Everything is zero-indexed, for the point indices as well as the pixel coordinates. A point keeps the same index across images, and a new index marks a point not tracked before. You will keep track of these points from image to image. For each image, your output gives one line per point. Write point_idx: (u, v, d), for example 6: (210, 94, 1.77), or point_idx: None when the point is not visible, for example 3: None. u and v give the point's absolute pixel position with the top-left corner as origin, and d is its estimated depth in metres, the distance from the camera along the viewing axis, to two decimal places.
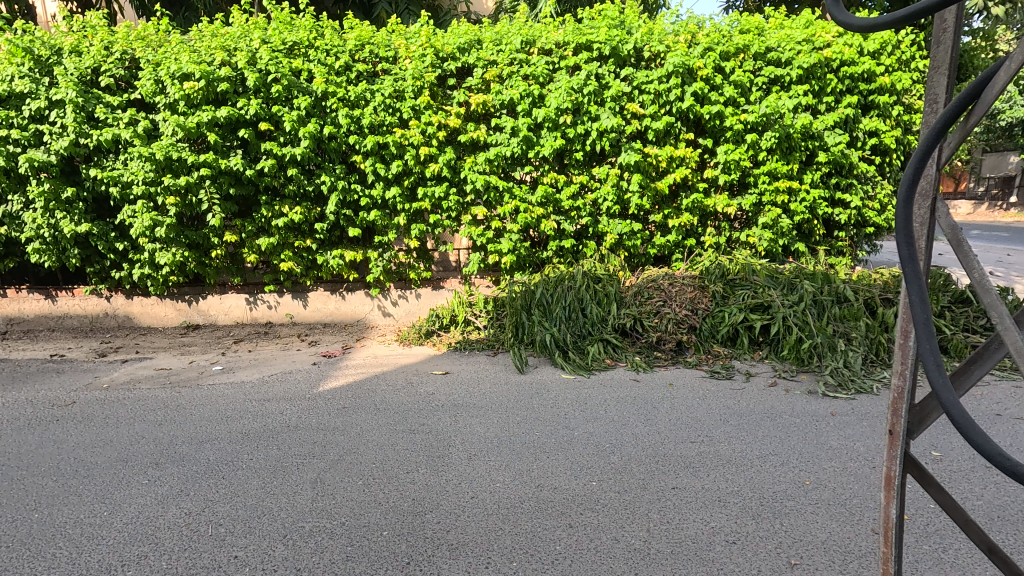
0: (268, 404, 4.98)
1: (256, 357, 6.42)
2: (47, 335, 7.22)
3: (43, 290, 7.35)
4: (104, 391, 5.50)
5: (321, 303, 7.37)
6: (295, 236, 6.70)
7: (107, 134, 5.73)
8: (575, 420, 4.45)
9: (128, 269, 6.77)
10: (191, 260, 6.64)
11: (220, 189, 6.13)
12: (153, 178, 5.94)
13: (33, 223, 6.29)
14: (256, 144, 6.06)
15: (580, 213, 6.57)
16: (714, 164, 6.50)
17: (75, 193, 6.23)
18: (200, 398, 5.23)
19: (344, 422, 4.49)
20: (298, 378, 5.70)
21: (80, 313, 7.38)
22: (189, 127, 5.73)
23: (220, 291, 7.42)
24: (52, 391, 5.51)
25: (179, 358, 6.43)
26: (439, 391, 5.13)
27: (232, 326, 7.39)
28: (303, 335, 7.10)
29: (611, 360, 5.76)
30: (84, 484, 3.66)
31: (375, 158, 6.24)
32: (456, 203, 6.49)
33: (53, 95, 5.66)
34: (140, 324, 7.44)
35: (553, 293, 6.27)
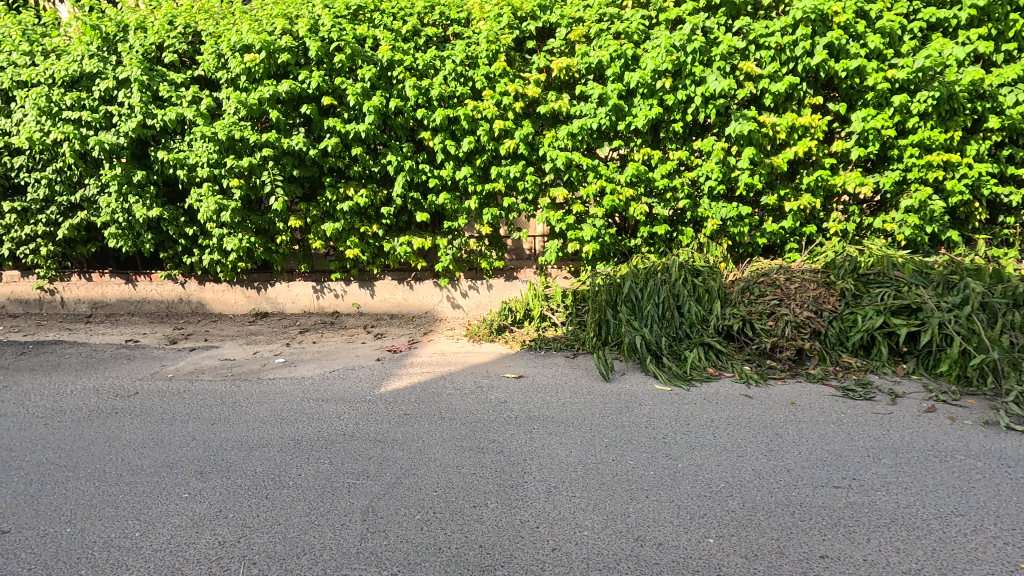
0: (326, 405, 4.54)
1: (320, 350, 6.05)
2: (126, 320, 7.26)
3: (123, 274, 7.39)
4: (168, 381, 5.30)
5: (388, 293, 6.94)
6: (361, 222, 6.27)
7: (170, 114, 5.49)
8: (676, 446, 3.65)
9: (198, 255, 6.62)
10: (258, 246, 6.39)
11: (284, 171, 5.79)
12: (217, 160, 5.67)
13: (108, 208, 6.23)
14: (320, 121, 5.63)
15: (677, 195, 5.66)
16: (846, 134, 5.37)
17: (145, 176, 6.09)
18: (258, 394, 4.89)
19: (404, 432, 3.94)
20: (360, 375, 5.24)
21: (157, 297, 7.37)
22: (251, 103, 5.39)
23: (288, 278, 7.15)
24: (119, 379, 5.39)
25: (244, 348, 6.19)
26: (512, 399, 4.48)
27: (299, 315, 7.11)
28: (369, 327, 6.69)
29: (714, 369, 4.85)
30: (125, 493, 3.33)
31: (445, 135, 5.64)
32: (533, 183, 5.77)
33: (119, 74, 5.48)
34: (212, 310, 7.33)
35: (643, 288, 5.41)
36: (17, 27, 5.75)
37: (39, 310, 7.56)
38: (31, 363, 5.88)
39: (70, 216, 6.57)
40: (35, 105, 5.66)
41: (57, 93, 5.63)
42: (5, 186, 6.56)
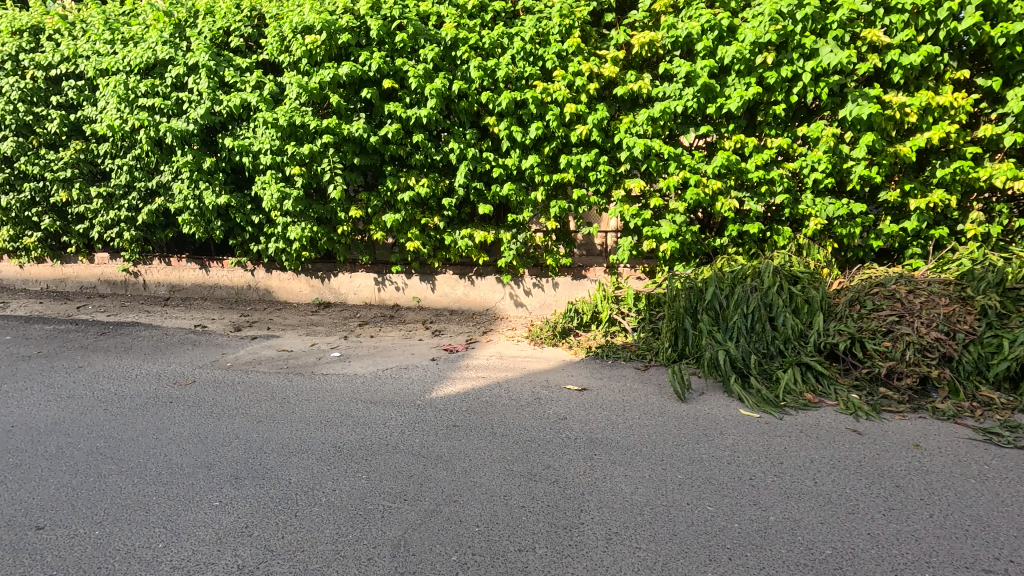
0: (373, 409, 4.27)
1: (376, 345, 5.84)
2: (199, 304, 7.43)
3: (198, 260, 7.57)
4: (225, 371, 5.26)
5: (449, 288, 6.64)
6: (422, 213, 5.97)
7: (235, 99, 5.46)
8: (767, 492, 3.03)
9: (264, 243, 6.60)
10: (320, 236, 6.27)
11: (344, 158, 5.61)
12: (279, 147, 5.56)
13: (181, 195, 6.32)
14: (381, 106, 5.38)
15: (774, 189, 4.91)
16: (998, 117, 4.46)
17: (215, 163, 6.12)
18: (308, 390, 4.71)
19: (450, 448, 3.57)
20: (412, 376, 4.94)
21: (227, 284, 7.50)
22: (312, 87, 5.25)
23: (350, 269, 7.02)
24: (182, 366, 5.42)
25: (303, 340, 6.09)
26: (573, 416, 4.00)
27: (360, 307, 6.97)
28: (428, 323, 6.41)
29: (813, 395, 4.12)
30: (159, 494, 3.18)
31: (511, 121, 5.19)
32: (607, 174, 5.21)
33: (189, 59, 5.52)
34: (278, 298, 7.35)
35: (730, 295, 4.73)
36: (101, 17, 5.92)
37: (125, 292, 7.91)
38: (107, 344, 6.08)
39: (148, 202, 6.76)
40: (115, 94, 5.81)
41: (134, 80, 5.75)
42: (93, 172, 6.86)
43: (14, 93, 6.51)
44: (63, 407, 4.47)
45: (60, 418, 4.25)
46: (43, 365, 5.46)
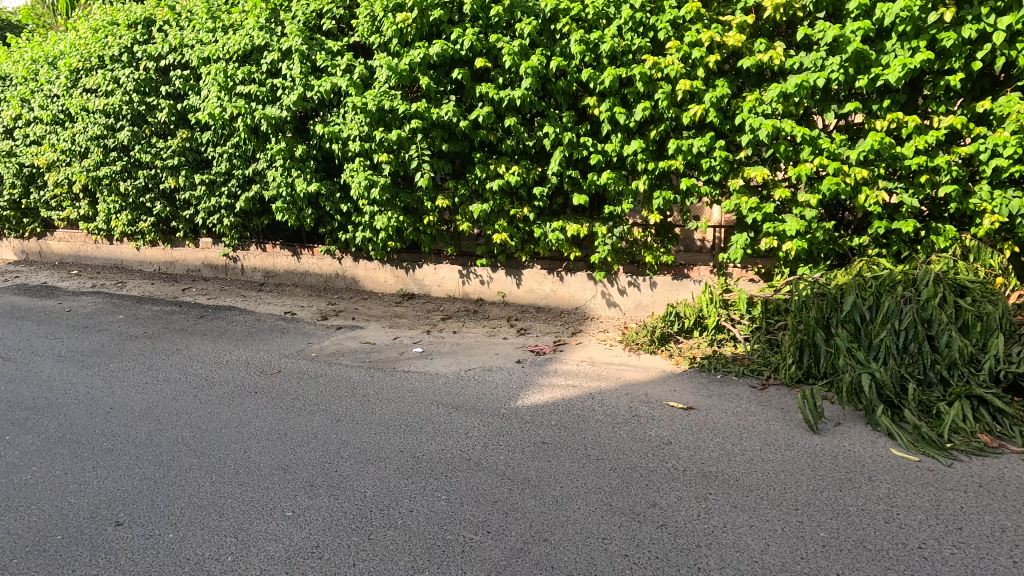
0: (455, 415, 3.95)
1: (459, 342, 5.55)
2: (290, 291, 7.54)
3: (291, 247, 7.67)
4: (309, 362, 5.18)
5: (536, 284, 6.22)
6: (511, 203, 5.58)
7: (326, 84, 5.36)
8: (945, 568, 2.36)
9: (351, 232, 6.52)
10: (406, 226, 6.07)
11: (433, 145, 5.34)
12: (368, 133, 5.38)
13: (275, 182, 6.35)
14: (472, 88, 5.05)
15: (938, 179, 4.08)
16: None
17: (306, 151, 6.09)
18: (389, 389, 4.48)
19: (538, 471, 3.16)
20: (496, 380, 4.57)
21: (317, 271, 7.55)
22: (402, 69, 5.02)
23: (435, 260, 6.80)
24: (269, 354, 5.41)
25: (386, 332, 5.93)
26: (679, 442, 3.46)
27: (443, 300, 6.73)
28: (512, 320, 6.04)
29: (990, 438, 3.28)
30: (235, 496, 3.04)
31: (614, 101, 4.64)
32: (723, 162, 4.53)
33: (283, 44, 5.49)
34: (364, 288, 7.30)
35: (875, 306, 3.94)
36: (205, 7, 6.05)
37: (225, 276, 8.21)
38: (204, 328, 6.25)
39: (246, 189, 6.90)
40: (216, 82, 5.91)
41: (233, 68, 5.81)
42: (197, 160, 7.12)
43: (130, 84, 6.86)
44: (159, 391, 4.55)
45: (155, 402, 4.31)
46: (147, 347, 5.68)
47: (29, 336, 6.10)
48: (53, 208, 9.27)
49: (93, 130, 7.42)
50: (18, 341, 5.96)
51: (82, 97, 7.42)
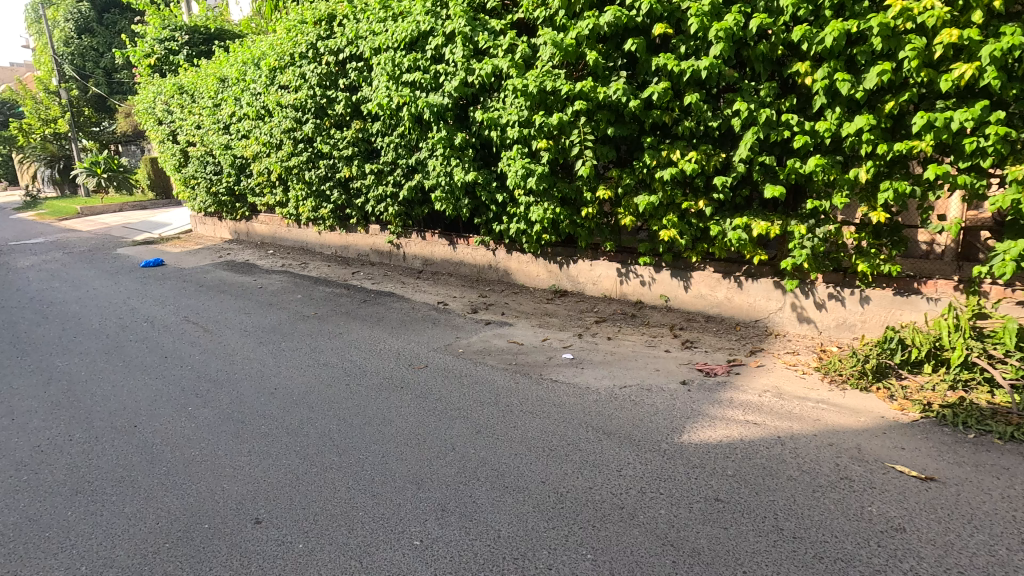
0: (606, 444, 3.38)
1: (613, 351, 4.95)
2: (445, 280, 7.57)
3: (448, 236, 7.69)
4: (456, 358, 4.99)
5: (706, 289, 5.36)
6: (683, 195, 4.78)
7: (487, 67, 5.07)
8: None
9: (506, 223, 6.26)
10: (563, 218, 5.61)
11: (597, 129, 4.77)
12: (527, 118, 4.98)
13: (435, 171, 6.30)
14: (647, 61, 4.37)
15: None
16: None
17: (466, 138, 5.92)
18: (534, 400, 4.07)
19: (711, 541, 2.48)
20: (656, 403, 3.90)
21: (471, 262, 7.47)
22: (568, 44, 4.53)
23: (591, 256, 6.26)
24: (419, 346, 5.35)
25: (535, 332, 5.55)
26: (917, 531, 2.50)
27: (598, 300, 6.17)
28: (677, 329, 5.26)
29: None
30: (367, 509, 2.84)
31: (837, 66, 3.70)
32: (999, 142, 3.36)
33: (448, 28, 5.34)
34: (516, 281, 7.02)
35: None
36: None
37: (389, 262, 8.58)
38: (365, 313, 6.47)
39: (410, 178, 7.01)
40: (385, 72, 6.01)
41: (401, 56, 5.84)
42: (368, 150, 7.40)
43: (314, 78, 7.34)
44: (317, 376, 4.68)
45: (312, 388, 4.42)
46: (315, 328, 6.00)
47: (226, 310, 6.85)
48: (257, 194, 10.57)
49: (285, 123, 8.15)
50: (218, 313, 6.73)
51: (277, 93, 8.16)
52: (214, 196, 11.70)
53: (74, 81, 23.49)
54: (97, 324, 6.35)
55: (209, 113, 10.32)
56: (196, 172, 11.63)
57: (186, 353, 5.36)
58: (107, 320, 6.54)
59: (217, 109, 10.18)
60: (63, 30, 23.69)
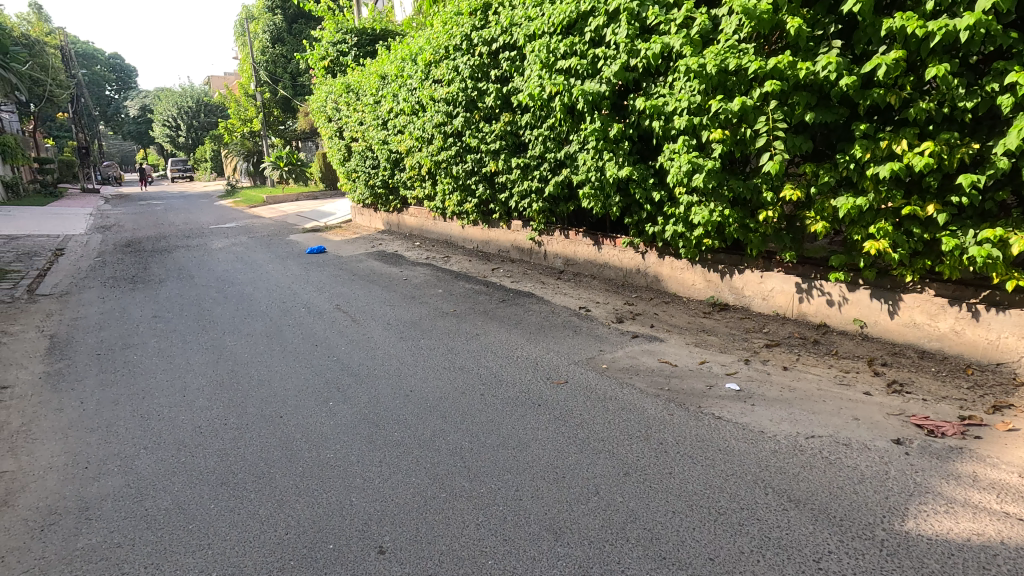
0: (794, 516, 2.65)
1: (792, 386, 4.07)
2: (587, 282, 7.08)
3: (593, 235, 7.19)
4: (599, 375, 4.48)
5: (921, 318, 4.24)
6: (903, 198, 3.78)
7: (655, 46, 4.51)
8: None
9: (661, 225, 5.57)
10: (732, 221, 4.81)
11: (789, 115, 3.98)
12: (700, 104, 4.37)
13: (585, 166, 5.83)
14: (871, 26, 3.55)
15: None
16: None
17: (621, 130, 5.35)
18: (694, 440, 3.41)
19: None
20: (859, 467, 3.04)
21: (616, 265, 6.89)
22: (763, 12, 3.84)
23: (763, 266, 5.35)
24: (558, 356, 4.92)
25: (691, 352, 4.83)
26: None
27: (768, 318, 5.24)
28: (878, 364, 4.22)
29: None
30: (496, 558, 2.47)
31: None
32: None
33: (612, 5, 4.86)
34: (666, 289, 6.31)
35: None
36: None
37: (529, 259, 8.33)
38: (502, 313, 6.21)
39: (557, 173, 6.60)
40: (538, 59, 5.68)
41: (557, 41, 5.46)
42: (516, 143, 7.12)
43: (467, 71, 7.24)
44: (452, 380, 4.47)
45: (446, 394, 4.20)
46: (454, 327, 5.86)
47: (373, 301, 7.04)
48: (408, 187, 11.00)
49: (437, 118, 8.21)
50: (366, 304, 6.94)
51: (431, 88, 8.23)
52: (371, 188, 12.45)
53: (268, 86, 26.84)
54: (265, 307, 6.88)
55: (370, 110, 10.89)
56: (357, 166, 12.45)
57: (334, 343, 5.51)
58: (272, 303, 7.06)
59: (377, 106, 10.69)
60: (262, 41, 26.80)
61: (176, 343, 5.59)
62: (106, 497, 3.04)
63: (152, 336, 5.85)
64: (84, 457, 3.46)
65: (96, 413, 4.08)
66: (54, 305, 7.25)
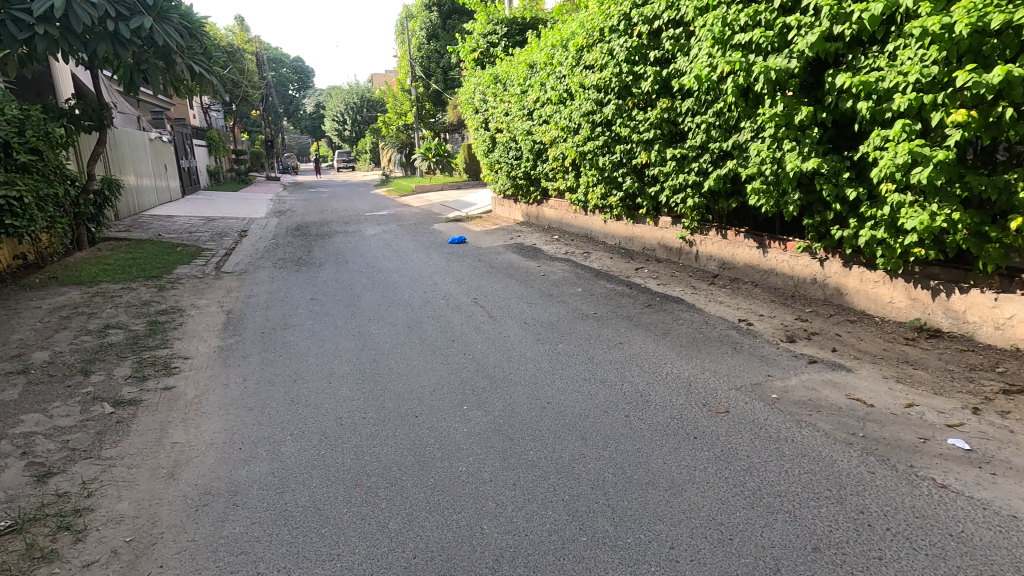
0: None
1: None
2: (748, 290, 6.25)
3: (758, 237, 6.33)
4: (768, 407, 3.77)
5: None
6: None
7: (876, 6, 3.90)
8: None
9: (854, 231, 4.60)
10: (959, 229, 3.87)
11: None
12: (936, 76, 3.68)
13: (757, 157, 5.07)
14: None
15: None
16: None
17: (811, 113, 4.59)
18: (910, 515, 2.63)
19: None
20: None
21: (786, 271, 6.00)
22: None
23: (997, 287, 4.20)
24: (716, 377, 4.26)
25: (891, 389, 3.89)
26: None
27: (1002, 353, 4.10)
28: None
29: None
30: None
31: None
32: None
33: None
34: (850, 305, 5.29)
35: None
36: None
37: (678, 260, 7.66)
38: (648, 320, 5.64)
39: (719, 165, 5.85)
40: (711, 35, 5.21)
41: (738, 13, 4.96)
42: (672, 133, 6.41)
43: (622, 53, 6.71)
44: (593, 395, 4.05)
45: (587, 411, 3.80)
46: (594, 332, 5.43)
47: (510, 297, 6.85)
48: (550, 178, 10.77)
49: (586, 106, 7.77)
50: (503, 299, 6.77)
51: (581, 74, 7.80)
52: (513, 179, 12.42)
53: (422, 80, 28.24)
54: (407, 296, 7.02)
55: (517, 100, 10.77)
56: (501, 157, 12.51)
57: (470, 339, 5.37)
58: (414, 293, 7.19)
59: (524, 96, 10.51)
60: (418, 38, 27.99)
61: (327, 327, 5.85)
62: (253, 483, 3.11)
63: (308, 318, 6.21)
64: (239, 437, 3.62)
65: (254, 392, 4.32)
66: (233, 283, 8.09)
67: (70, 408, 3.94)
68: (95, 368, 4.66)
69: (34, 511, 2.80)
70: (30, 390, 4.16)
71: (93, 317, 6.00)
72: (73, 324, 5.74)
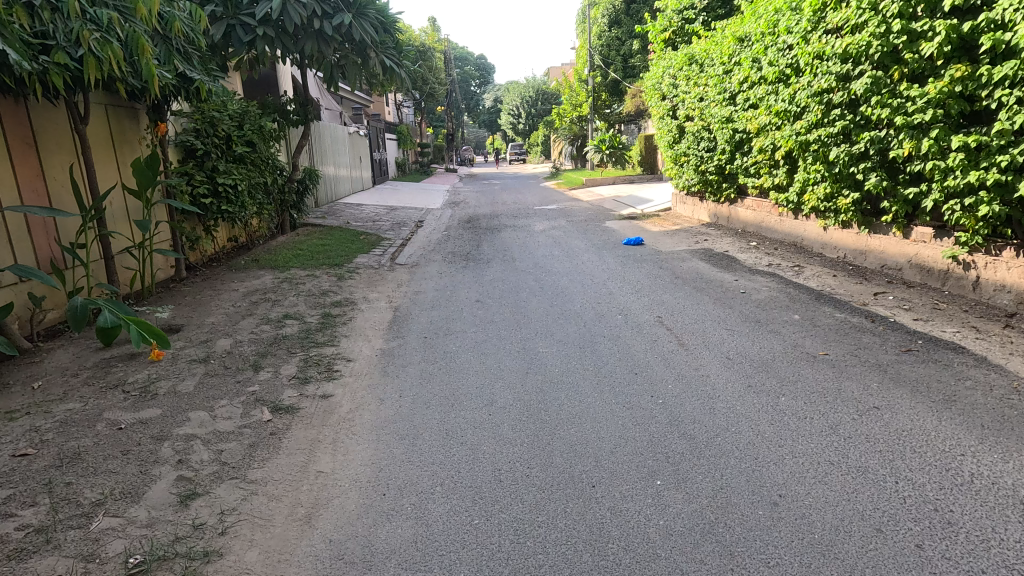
0: None
1: None
2: None
3: None
4: None
5: None
6: None
7: None
8: None
9: None
10: None
11: None
12: None
13: None
14: None
15: None
16: None
17: None
18: None
19: None
20: None
21: None
22: None
23: None
24: None
25: None
26: None
27: None
28: None
29: None
30: None
31: None
32: None
33: None
34: None
35: None
36: None
37: (943, 289, 5.73)
38: (914, 376, 4.06)
39: None
40: None
41: None
42: (967, 114, 4.70)
43: (894, 6, 5.05)
44: (849, 494, 2.78)
45: (846, 524, 2.56)
46: (830, 384, 4.02)
47: (703, 319, 5.62)
48: (751, 174, 9.13)
49: (821, 82, 6.15)
50: (694, 322, 5.57)
51: (819, 41, 6.18)
52: (702, 174, 10.91)
53: (600, 69, 27.30)
54: (579, 307, 6.18)
55: (715, 81, 9.28)
56: (688, 149, 11.08)
57: (658, 373, 4.34)
58: (587, 303, 6.32)
59: (726, 76, 8.98)
60: (600, 26, 27.11)
61: (491, 337, 5.26)
62: (392, 554, 2.49)
63: (471, 324, 5.70)
64: (386, 477, 3.08)
65: (409, 414, 3.81)
66: (404, 276, 8.02)
67: (233, 410, 3.79)
68: (266, 363, 4.59)
69: (165, 547, 2.48)
70: (205, 383, 4.14)
71: (276, 305, 6.16)
72: (257, 311, 5.92)
